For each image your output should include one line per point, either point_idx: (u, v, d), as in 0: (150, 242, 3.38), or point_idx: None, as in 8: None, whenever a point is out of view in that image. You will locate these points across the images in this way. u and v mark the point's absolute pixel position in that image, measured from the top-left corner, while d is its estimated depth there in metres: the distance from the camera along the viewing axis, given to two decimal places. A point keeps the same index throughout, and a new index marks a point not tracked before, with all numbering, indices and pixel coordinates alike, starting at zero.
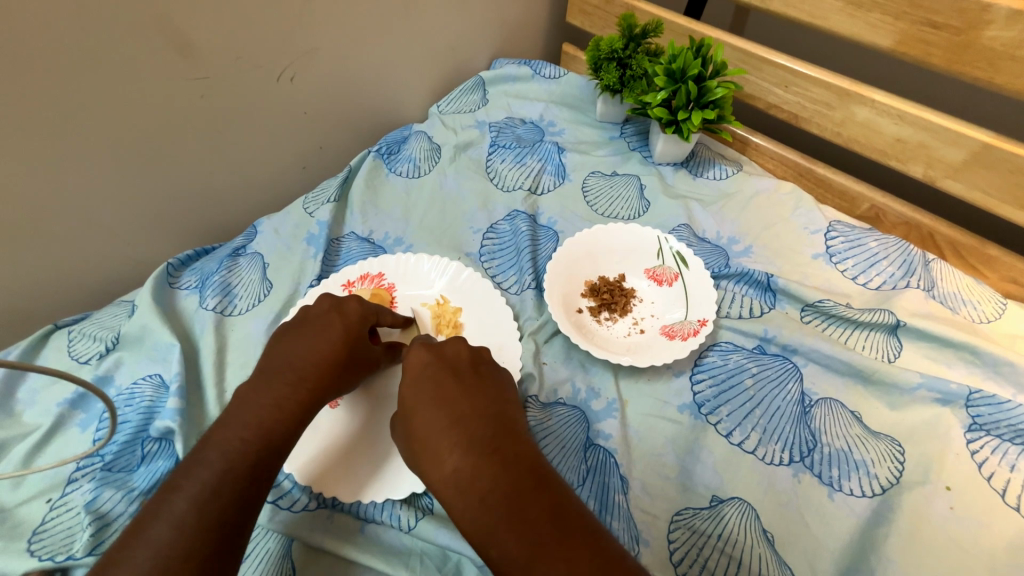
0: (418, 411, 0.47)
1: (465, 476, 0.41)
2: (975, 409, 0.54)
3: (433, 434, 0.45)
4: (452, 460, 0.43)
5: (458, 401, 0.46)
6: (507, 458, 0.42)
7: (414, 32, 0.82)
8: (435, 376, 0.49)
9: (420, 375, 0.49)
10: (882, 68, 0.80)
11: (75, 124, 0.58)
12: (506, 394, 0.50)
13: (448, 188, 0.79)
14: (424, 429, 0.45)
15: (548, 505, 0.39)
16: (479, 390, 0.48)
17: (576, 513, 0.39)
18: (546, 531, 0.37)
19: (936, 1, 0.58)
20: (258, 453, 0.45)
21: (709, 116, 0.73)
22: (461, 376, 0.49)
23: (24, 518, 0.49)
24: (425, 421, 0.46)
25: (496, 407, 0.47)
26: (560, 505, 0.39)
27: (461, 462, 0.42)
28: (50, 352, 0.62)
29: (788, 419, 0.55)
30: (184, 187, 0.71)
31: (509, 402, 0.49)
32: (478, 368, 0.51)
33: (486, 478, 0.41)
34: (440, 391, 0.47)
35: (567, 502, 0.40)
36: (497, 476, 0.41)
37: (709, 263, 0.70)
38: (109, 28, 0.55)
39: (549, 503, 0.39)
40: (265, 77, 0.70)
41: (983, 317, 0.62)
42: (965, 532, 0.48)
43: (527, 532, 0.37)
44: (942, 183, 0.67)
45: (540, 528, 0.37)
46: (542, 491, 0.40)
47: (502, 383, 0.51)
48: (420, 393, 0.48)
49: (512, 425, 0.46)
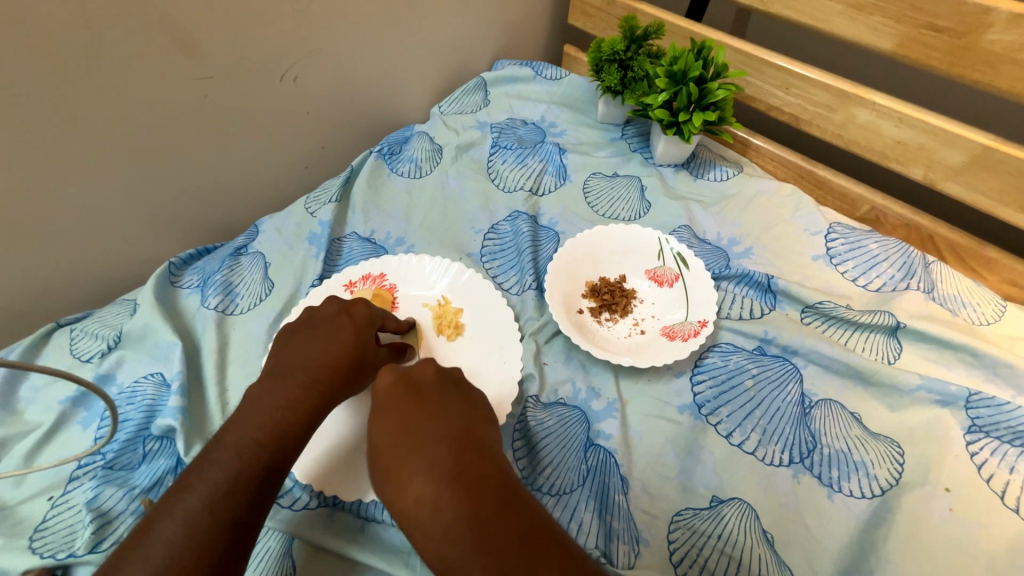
0: (382, 440, 0.46)
1: (429, 504, 0.41)
2: (974, 411, 0.54)
3: (398, 462, 0.44)
4: (415, 487, 0.42)
5: (421, 425, 0.46)
6: (471, 480, 0.41)
7: (416, 33, 0.82)
8: (398, 401, 0.48)
9: (385, 402, 0.48)
10: (882, 70, 0.81)
11: (78, 123, 0.58)
12: (474, 408, 0.49)
13: (449, 188, 0.79)
14: (388, 457, 0.45)
15: (515, 529, 0.38)
16: (443, 409, 0.47)
17: (545, 536, 0.39)
18: (512, 558, 0.37)
19: (937, 4, 0.58)
20: (271, 454, 0.45)
21: (711, 118, 0.73)
22: (425, 398, 0.48)
23: (25, 515, 0.50)
24: (389, 450, 0.45)
25: (461, 424, 0.46)
26: (528, 527, 0.39)
27: (425, 489, 0.41)
28: (52, 350, 0.62)
29: (788, 421, 0.56)
30: (186, 186, 0.72)
31: (475, 417, 0.48)
32: (444, 385, 0.50)
33: (450, 505, 0.40)
34: (404, 417, 0.46)
35: (534, 525, 0.39)
36: (460, 502, 0.40)
37: (710, 264, 0.70)
38: (113, 27, 0.55)
39: (514, 526, 0.39)
40: (268, 77, 0.70)
41: (983, 319, 0.62)
42: (964, 533, 0.48)
43: (493, 560, 0.37)
44: (943, 186, 0.67)
45: (506, 555, 0.37)
46: (508, 514, 0.39)
47: (470, 398, 0.50)
48: (384, 422, 0.47)
49: (478, 442, 0.45)
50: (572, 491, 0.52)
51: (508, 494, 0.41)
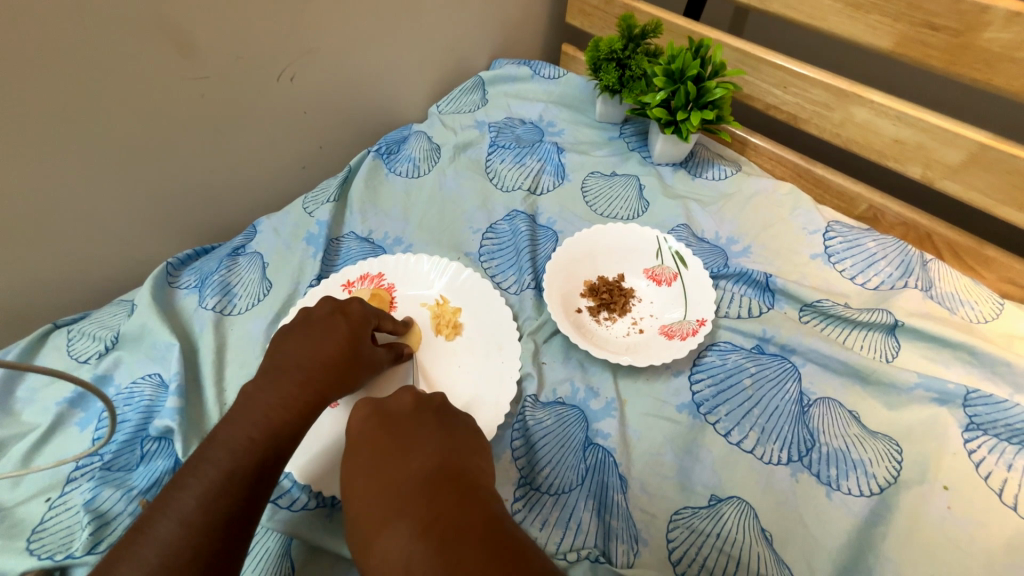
0: (355, 485, 0.45)
1: (400, 562, 0.37)
2: (972, 409, 0.54)
3: (369, 510, 0.42)
4: (386, 540, 0.39)
5: (393, 468, 0.44)
6: (444, 532, 0.38)
7: (414, 32, 0.82)
8: (371, 440, 0.47)
9: (357, 440, 0.48)
10: (880, 69, 0.81)
11: (75, 123, 0.58)
12: (457, 446, 0.47)
13: (448, 188, 0.79)
14: (360, 506, 0.43)
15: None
16: (417, 450, 0.46)
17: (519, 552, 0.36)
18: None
19: (935, 3, 0.58)
20: (265, 453, 0.45)
21: (708, 117, 0.73)
22: (397, 435, 0.47)
23: (23, 517, 0.49)
24: (360, 497, 0.43)
25: (435, 465, 0.44)
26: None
27: (395, 544, 0.38)
28: (49, 351, 0.62)
29: (787, 419, 0.56)
30: (183, 186, 0.71)
31: (454, 456, 0.45)
32: (422, 414, 0.50)
33: (421, 561, 0.37)
34: (376, 460, 0.45)
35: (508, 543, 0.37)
36: (431, 557, 0.36)
37: (708, 263, 0.70)
38: (110, 26, 0.55)
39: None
40: (266, 76, 0.70)
41: (981, 317, 0.63)
42: (962, 531, 0.48)
43: None
44: (941, 184, 0.67)
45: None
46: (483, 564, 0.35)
47: (454, 434, 0.48)
48: (357, 463, 0.46)
49: (455, 485, 0.42)
50: (571, 490, 0.52)
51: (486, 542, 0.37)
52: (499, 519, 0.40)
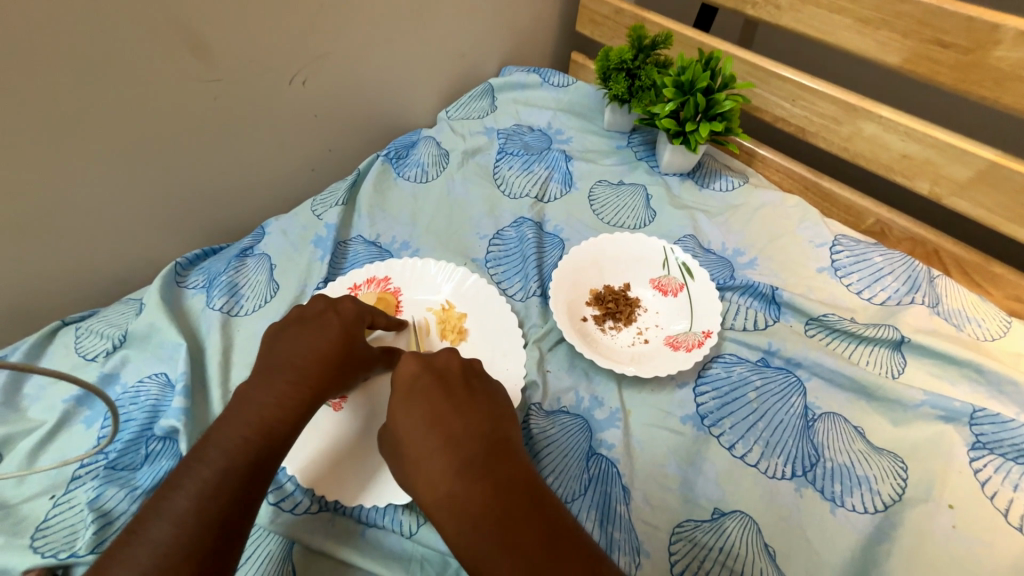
0: (409, 431, 0.46)
1: (461, 508, 0.41)
2: (979, 428, 0.54)
3: (428, 457, 0.44)
4: (445, 484, 0.42)
5: (449, 421, 0.46)
6: (501, 482, 0.42)
7: (425, 38, 0.83)
8: (425, 394, 0.48)
9: (410, 392, 0.49)
10: (888, 85, 0.81)
11: (88, 123, 0.58)
12: (501, 410, 0.49)
13: (455, 193, 0.80)
14: (418, 451, 0.45)
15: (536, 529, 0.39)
16: (472, 411, 0.47)
17: (566, 532, 0.40)
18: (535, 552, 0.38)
19: (945, 20, 0.59)
20: (258, 451, 0.45)
21: (717, 128, 0.74)
22: (452, 393, 0.48)
23: (27, 514, 0.50)
24: (417, 442, 0.45)
25: (488, 421, 0.47)
26: (550, 531, 0.39)
27: (455, 486, 0.42)
28: (57, 348, 0.63)
29: (791, 434, 0.55)
30: (193, 187, 0.72)
31: (500, 418, 0.48)
32: (469, 379, 0.50)
33: (479, 500, 0.41)
34: (434, 412, 0.47)
35: (558, 522, 0.40)
36: (489, 500, 0.41)
37: (714, 275, 0.70)
38: (124, 28, 0.55)
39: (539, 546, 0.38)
40: (277, 80, 0.71)
41: (987, 334, 0.62)
42: (968, 550, 0.48)
43: (517, 552, 0.38)
44: (948, 201, 0.67)
45: (530, 549, 0.38)
46: (533, 516, 0.40)
47: (494, 396, 0.50)
48: (411, 417, 0.47)
49: (503, 443, 0.45)
50: (574, 499, 0.51)
51: (530, 502, 0.41)
52: (538, 482, 0.44)
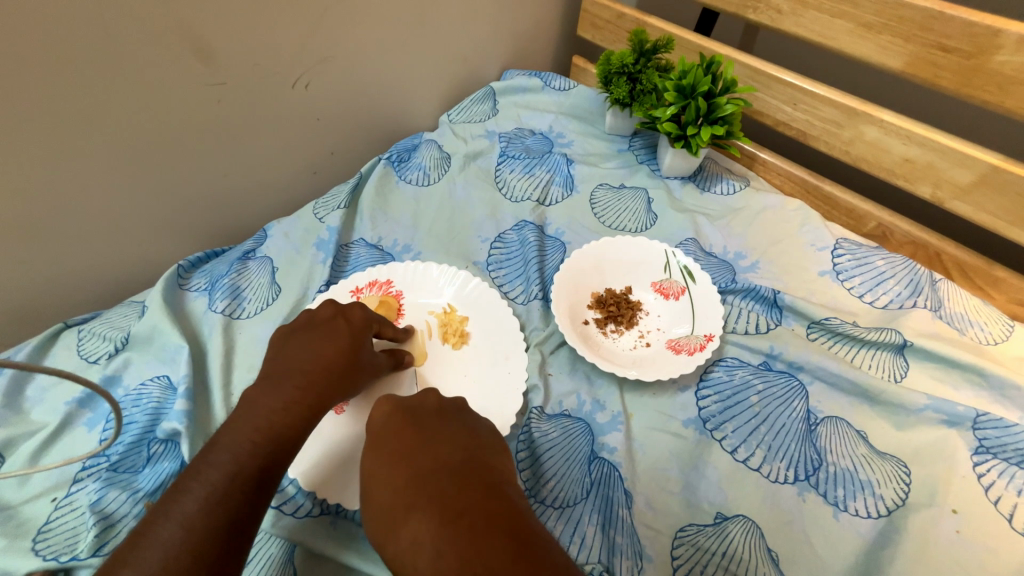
0: (375, 472, 0.46)
1: (429, 549, 0.38)
2: (982, 432, 0.54)
3: (395, 496, 0.43)
4: (411, 525, 0.40)
5: (418, 458, 0.45)
6: (474, 518, 0.39)
7: (427, 41, 0.83)
8: (394, 431, 0.48)
9: (381, 431, 0.49)
10: (890, 89, 0.81)
11: (92, 125, 0.59)
12: (480, 441, 0.48)
13: (457, 196, 0.80)
14: (384, 491, 0.44)
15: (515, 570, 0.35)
16: (443, 444, 0.46)
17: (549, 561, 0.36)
18: None
19: (947, 24, 0.59)
20: (266, 456, 0.45)
21: (718, 132, 0.74)
22: (424, 427, 0.48)
23: (28, 517, 0.50)
24: (383, 482, 0.44)
25: (461, 457, 0.45)
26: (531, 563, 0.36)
27: (421, 528, 0.40)
28: (59, 350, 0.63)
29: (794, 438, 0.55)
30: (195, 189, 0.72)
31: (479, 450, 0.47)
32: (445, 412, 0.51)
33: (449, 539, 0.38)
34: (402, 448, 0.46)
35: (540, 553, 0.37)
36: (459, 537, 0.38)
37: (716, 278, 0.70)
38: (129, 31, 0.56)
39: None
40: (280, 84, 0.71)
41: (990, 338, 0.62)
42: (971, 556, 0.48)
43: None
44: (950, 205, 0.67)
45: None
46: (510, 549, 0.37)
47: (475, 429, 0.50)
48: (380, 455, 0.46)
49: (479, 473, 0.44)
50: (575, 503, 0.51)
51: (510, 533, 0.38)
52: (523, 514, 0.41)
